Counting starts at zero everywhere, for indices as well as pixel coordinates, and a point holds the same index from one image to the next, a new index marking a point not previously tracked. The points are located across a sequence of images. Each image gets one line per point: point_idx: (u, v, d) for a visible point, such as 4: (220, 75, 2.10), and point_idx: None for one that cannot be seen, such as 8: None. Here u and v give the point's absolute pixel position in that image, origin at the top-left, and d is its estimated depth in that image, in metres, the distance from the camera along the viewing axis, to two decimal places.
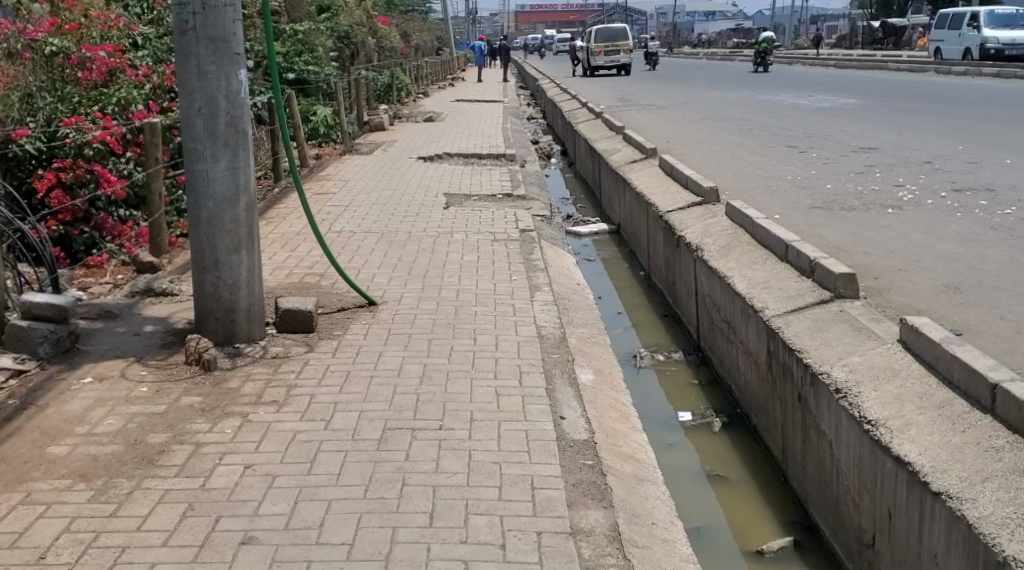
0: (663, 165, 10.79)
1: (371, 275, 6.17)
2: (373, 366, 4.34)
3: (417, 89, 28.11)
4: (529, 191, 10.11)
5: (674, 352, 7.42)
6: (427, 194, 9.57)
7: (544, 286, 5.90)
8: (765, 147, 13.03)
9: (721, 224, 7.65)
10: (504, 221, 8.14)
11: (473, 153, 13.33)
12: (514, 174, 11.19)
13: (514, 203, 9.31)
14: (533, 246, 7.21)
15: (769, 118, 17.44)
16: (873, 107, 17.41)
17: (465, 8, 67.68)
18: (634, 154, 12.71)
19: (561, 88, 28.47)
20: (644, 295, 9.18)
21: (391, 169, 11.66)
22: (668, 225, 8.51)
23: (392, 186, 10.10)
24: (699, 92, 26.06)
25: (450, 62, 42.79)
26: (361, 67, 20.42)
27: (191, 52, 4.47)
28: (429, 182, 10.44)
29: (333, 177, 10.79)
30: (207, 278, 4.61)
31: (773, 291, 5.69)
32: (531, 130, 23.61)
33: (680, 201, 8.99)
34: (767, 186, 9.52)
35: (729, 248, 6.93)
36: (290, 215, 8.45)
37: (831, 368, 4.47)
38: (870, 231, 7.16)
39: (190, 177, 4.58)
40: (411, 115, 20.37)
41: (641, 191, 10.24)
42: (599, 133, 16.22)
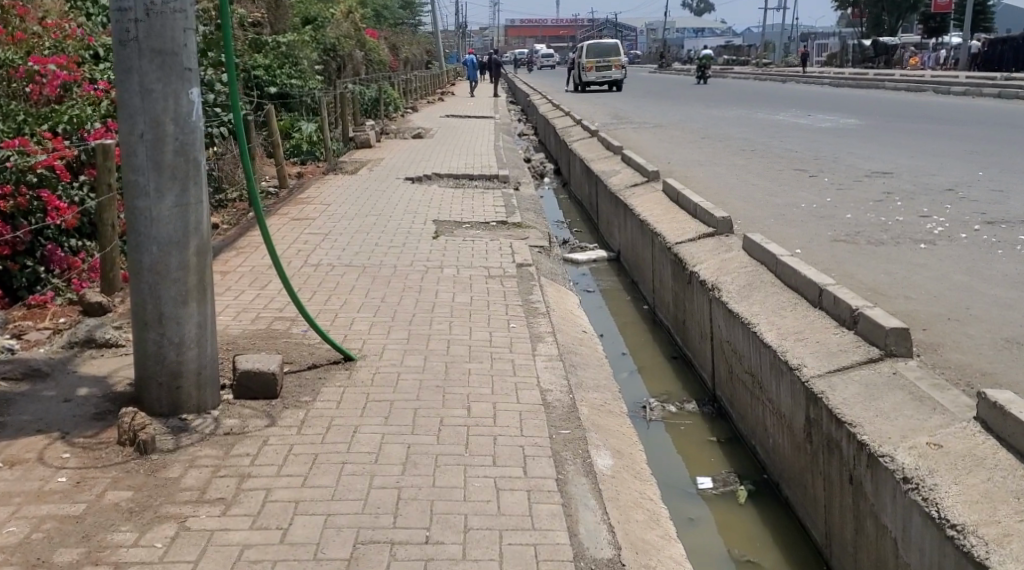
0: (668, 190, 10.10)
1: (350, 321, 5.44)
2: (347, 448, 3.59)
3: (406, 103, 27.43)
4: (524, 218, 9.41)
5: (686, 401, 6.70)
6: (414, 220, 8.85)
7: (547, 336, 5.18)
8: (773, 170, 12.38)
9: (738, 259, 6.95)
10: (499, 254, 7.43)
11: (464, 174, 12.62)
12: (508, 198, 10.48)
13: (508, 231, 8.60)
14: (532, 284, 6.49)
15: (771, 138, 16.82)
16: (878, 129, 16.81)
17: (456, 22, 67.13)
18: (634, 177, 12.03)
19: (554, 105, 27.85)
20: (649, 332, 8.47)
21: (375, 191, 10.94)
22: (678, 259, 7.81)
23: (377, 210, 9.38)
24: (695, 110, 25.49)
25: (440, 77, 42.19)
26: (347, 81, 19.73)
27: (132, 66, 3.71)
28: (418, 207, 9.73)
29: (314, 200, 10.06)
30: (149, 336, 3.86)
31: (810, 345, 4.97)
32: (523, 148, 22.96)
33: (689, 231, 8.29)
34: (782, 216, 8.83)
35: (751, 289, 6.22)
36: (264, 244, 7.71)
37: (894, 449, 3.75)
38: (906, 270, 6.47)
39: (131, 216, 3.83)
40: (400, 131, 19.68)
41: (645, 218, 9.55)
42: (595, 153, 15.56)
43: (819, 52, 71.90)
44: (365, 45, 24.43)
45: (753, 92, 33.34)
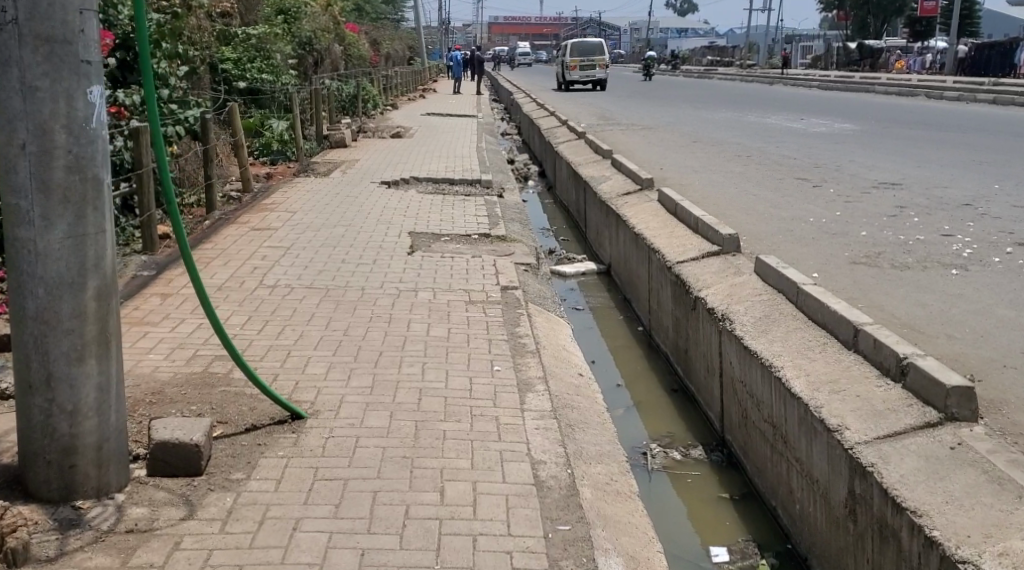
0: (665, 202, 9.34)
1: (306, 361, 4.63)
2: (284, 556, 2.78)
3: (386, 100, 26.52)
4: (509, 230, 8.61)
5: (691, 446, 5.93)
6: (388, 232, 8.03)
7: (537, 385, 4.38)
8: (772, 179, 11.65)
9: (751, 284, 6.18)
10: (480, 275, 6.62)
11: (445, 178, 11.80)
12: (492, 207, 9.68)
13: (492, 246, 7.79)
14: (518, 313, 5.69)
15: (766, 143, 16.09)
16: (878, 135, 16.13)
17: (439, 17, 66.06)
18: (625, 185, 11.27)
19: (538, 104, 27.05)
20: (646, 359, 7.70)
21: (347, 197, 10.10)
22: (680, 280, 7.02)
23: (347, 220, 8.56)
24: (684, 112, 24.77)
25: (422, 73, 41.31)
26: (323, 76, 18.83)
27: (10, 57, 2.85)
28: (392, 216, 8.91)
29: (279, 207, 9.20)
30: (34, 403, 3.02)
31: (848, 400, 4.20)
32: (506, 148, 22.16)
33: (689, 249, 7.52)
34: (790, 232, 8.09)
35: (768, 322, 5.45)
36: (217, 259, 6.87)
37: (977, 555, 2.98)
38: (941, 302, 5.72)
39: (10, 248, 2.98)
40: (378, 129, 18.82)
41: (639, 231, 8.77)
42: (583, 157, 14.79)
43: (803, 54, 71.42)
44: (344, 39, 23.51)
45: (740, 94, 32.68)
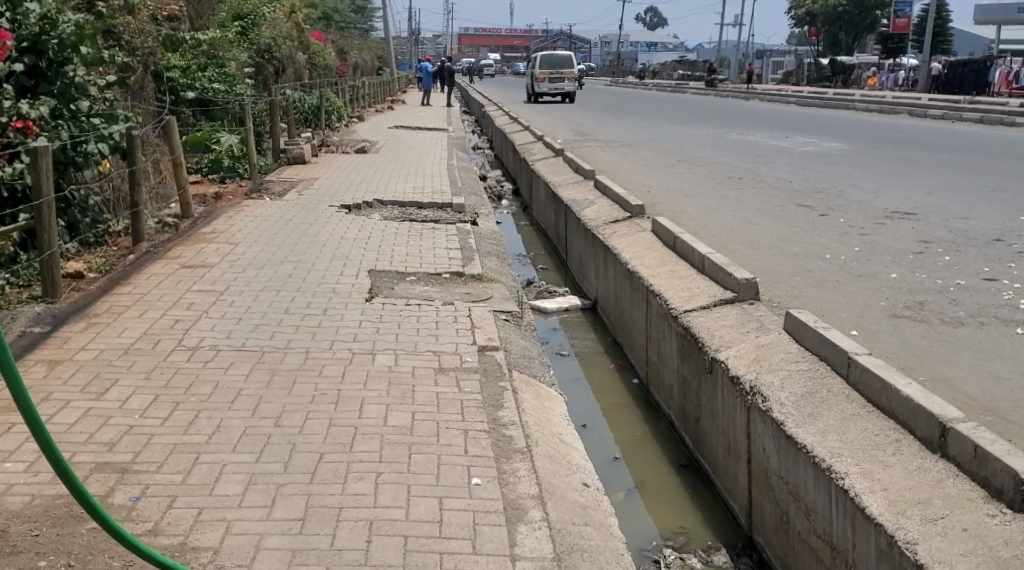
0: (662, 232, 8.25)
1: (220, 470, 3.45)
2: None
3: (352, 111, 25.31)
4: (485, 267, 7.48)
5: (712, 549, 4.82)
6: (344, 271, 6.86)
7: (532, 511, 3.25)
8: (771, 205, 10.63)
9: (782, 346, 5.09)
10: (453, 329, 5.48)
11: (412, 202, 10.65)
12: (465, 237, 8.54)
13: (464, 289, 6.66)
14: (501, 386, 4.55)
15: (756, 163, 15.13)
16: (874, 156, 15.22)
17: (410, 27, 64.94)
18: (613, 210, 10.19)
19: (511, 117, 25.97)
20: (646, 421, 6.59)
21: (301, 224, 8.92)
22: (689, 334, 5.92)
23: (296, 254, 7.39)
24: (664, 128, 23.82)
25: (390, 85, 40.09)
26: (282, 85, 17.60)
27: None
28: (350, 248, 7.74)
29: (219, 237, 8.00)
30: None
31: (953, 540, 3.14)
32: (478, 164, 21.02)
33: (696, 293, 6.43)
34: (810, 274, 7.05)
35: (816, 402, 4.36)
36: (132, 308, 5.66)
37: None
38: (1020, 374, 4.69)
39: None
40: (341, 143, 17.60)
41: (634, 268, 7.68)
42: (563, 177, 13.72)
43: (775, 69, 71.08)
44: (308, 49, 22.31)
45: (718, 109, 31.87)
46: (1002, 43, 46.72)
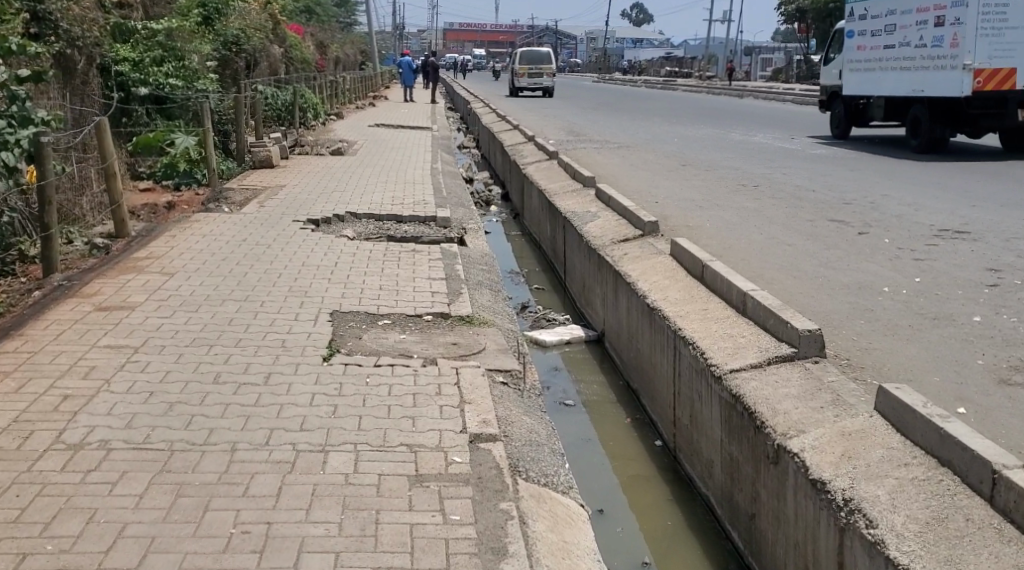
0: (685, 258, 6.94)
1: None
2: None
3: (330, 109, 23.90)
4: (476, 305, 6.14)
5: None
6: (302, 314, 5.51)
7: None
8: (799, 220, 9.36)
9: (880, 438, 3.79)
10: (438, 405, 4.14)
11: (390, 216, 9.36)
12: (450, 263, 7.21)
13: (449, 338, 5.32)
14: (504, 508, 3.23)
15: (769, 168, 13.87)
16: (897, 161, 13.96)
17: (394, 22, 63.47)
18: (621, 226, 8.87)
19: (498, 115, 24.63)
20: (677, 503, 5.30)
21: (257, 244, 7.57)
22: (738, 405, 4.61)
23: (245, 288, 6.05)
24: (662, 127, 22.59)
25: (373, 78, 38.66)
26: (253, 82, 16.19)
27: None
28: (312, 279, 6.40)
29: (153, 264, 6.63)
30: None
31: None
32: (465, 166, 19.70)
33: (741, 346, 5.13)
34: (872, 316, 5.81)
35: (953, 540, 3.08)
36: (11, 376, 4.30)
37: None
38: None
39: None
40: (315, 144, 16.20)
41: (656, 303, 6.38)
42: (559, 183, 12.43)
43: (763, 66, 70.18)
44: (284, 41, 20.90)
45: (712, 107, 30.86)
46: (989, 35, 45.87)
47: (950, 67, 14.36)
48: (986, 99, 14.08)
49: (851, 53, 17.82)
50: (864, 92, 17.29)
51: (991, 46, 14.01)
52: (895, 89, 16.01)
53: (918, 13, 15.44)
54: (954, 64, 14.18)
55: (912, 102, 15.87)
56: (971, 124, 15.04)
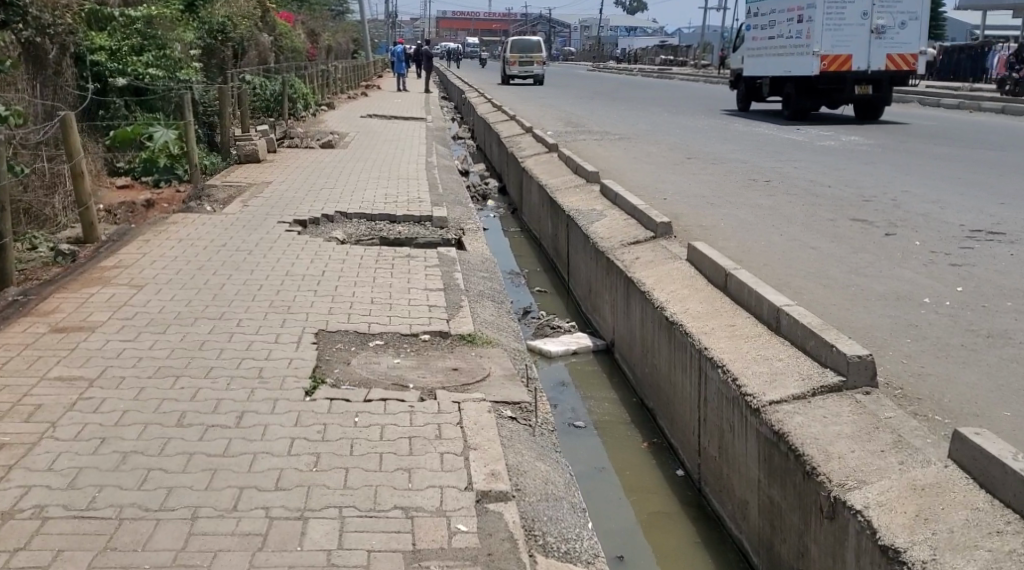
0: (706, 265, 6.35)
1: None
2: None
3: (321, 99, 23.25)
4: (477, 319, 5.55)
5: None
6: (285, 334, 4.91)
7: None
8: (820, 219, 8.79)
9: (963, 498, 3.22)
10: (439, 450, 3.56)
11: (383, 216, 8.76)
12: (449, 271, 6.62)
13: (450, 362, 4.72)
14: None
15: (777, 161, 13.31)
16: (912, 153, 13.40)
17: (387, 10, 62.84)
18: (630, 227, 8.29)
19: (493, 104, 24.04)
20: (707, 547, 4.73)
21: (237, 249, 6.95)
22: (782, 444, 4.03)
23: (221, 303, 5.44)
24: (661, 116, 22.04)
25: (365, 68, 38.08)
26: (240, 72, 15.53)
27: None
28: (297, 291, 5.80)
29: (122, 275, 6.01)
30: None
31: None
32: (460, 157, 19.12)
33: (778, 373, 4.55)
34: (918, 334, 5.24)
35: None
36: None
37: None
38: None
39: None
40: (305, 136, 15.56)
41: (674, 315, 5.80)
42: (560, 178, 11.84)
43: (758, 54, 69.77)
44: (273, 29, 20.22)
45: (710, 95, 30.37)
46: (982, 29, 44.28)
47: (804, 53, 18.44)
48: (829, 78, 18.32)
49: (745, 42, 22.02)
50: (756, 74, 21.17)
51: (834, 37, 18.02)
52: (776, 69, 19.75)
53: (787, 12, 19.53)
54: (808, 50, 18.22)
55: (772, 80, 20.62)
56: (828, 98, 19.15)
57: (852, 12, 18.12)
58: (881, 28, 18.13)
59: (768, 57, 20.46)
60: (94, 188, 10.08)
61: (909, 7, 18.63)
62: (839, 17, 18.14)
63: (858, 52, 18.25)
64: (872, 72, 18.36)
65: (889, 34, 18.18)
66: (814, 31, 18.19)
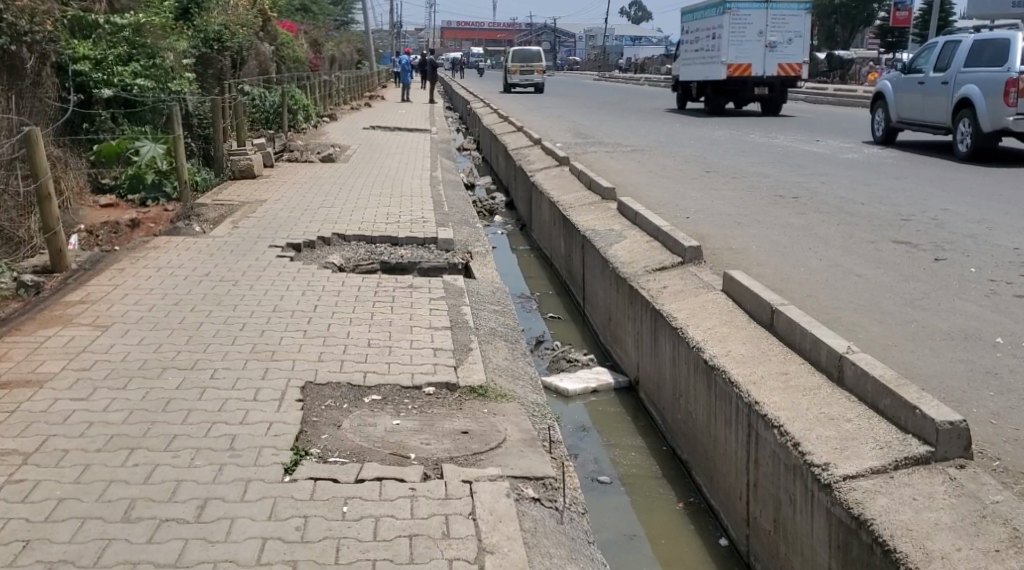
0: (747, 298, 5.65)
1: None
2: None
3: (323, 110, 22.65)
4: (491, 364, 4.86)
5: None
6: (267, 387, 4.22)
7: None
8: (859, 241, 8.09)
9: None
10: (445, 552, 2.86)
11: (384, 238, 8.08)
12: (457, 304, 5.93)
13: (458, 423, 4.00)
14: None
15: (800, 175, 12.62)
16: (944, 167, 12.67)
17: (391, 20, 62.45)
18: (653, 250, 7.62)
19: (499, 115, 23.44)
20: None
21: (223, 279, 6.27)
22: (864, 533, 3.32)
23: (197, 347, 4.74)
24: (672, 127, 21.39)
25: (368, 78, 37.57)
26: (238, 83, 14.89)
27: None
28: (285, 331, 5.10)
29: (88, 313, 5.32)
30: None
31: None
32: (465, 170, 18.50)
33: (851, 442, 3.84)
34: (1000, 385, 4.52)
35: None
36: None
37: None
38: None
39: None
40: (305, 148, 14.92)
41: (714, 358, 5.09)
42: (573, 193, 11.17)
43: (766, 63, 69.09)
44: (274, 38, 19.61)
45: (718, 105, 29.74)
46: None
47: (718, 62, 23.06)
48: (734, 82, 23.15)
49: (681, 50, 26.23)
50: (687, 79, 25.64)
51: (737, 50, 22.80)
52: (697, 75, 24.46)
53: (705, 30, 24.35)
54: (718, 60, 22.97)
55: (699, 82, 25.11)
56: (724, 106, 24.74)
57: (751, 30, 22.86)
58: (773, 43, 22.96)
59: (692, 67, 25.28)
60: (74, 207, 9.35)
61: (797, 27, 23.29)
62: (741, 33, 22.85)
63: (756, 62, 23.10)
64: (767, 77, 23.24)
65: (780, 48, 23.00)
66: (722, 45, 23.01)
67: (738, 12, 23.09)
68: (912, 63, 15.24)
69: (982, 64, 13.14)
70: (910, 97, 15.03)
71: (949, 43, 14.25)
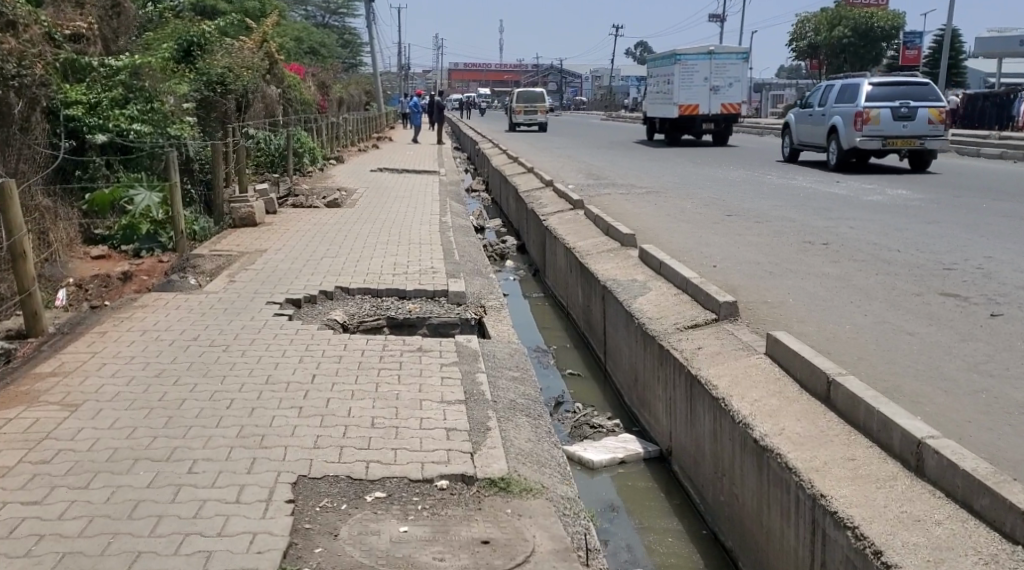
0: (797, 365, 5.03)
1: None
2: None
3: (329, 153, 22.28)
4: (512, 446, 4.27)
5: None
6: (253, 484, 3.61)
7: None
8: (901, 292, 7.52)
9: None
10: None
11: (391, 290, 7.52)
12: (472, 371, 5.33)
13: (477, 529, 3.40)
14: None
15: (825, 219, 12.07)
16: (977, 210, 12.11)
17: (400, 63, 62.60)
18: (681, 304, 7.04)
19: (508, 156, 23.05)
20: None
21: (214, 343, 5.70)
22: None
23: (176, 431, 4.14)
24: (685, 167, 20.94)
25: (376, 120, 37.35)
26: (242, 126, 14.48)
27: None
28: (279, 408, 4.50)
29: (59, 388, 4.73)
30: None
31: None
32: (475, 213, 18.03)
33: (946, 554, 3.23)
34: None
35: None
36: None
37: None
38: None
39: None
40: (311, 192, 14.47)
41: (763, 437, 4.48)
42: (590, 239, 10.63)
43: (774, 102, 69.04)
44: (281, 80, 19.28)
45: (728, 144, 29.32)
46: (1002, 75, 42.74)
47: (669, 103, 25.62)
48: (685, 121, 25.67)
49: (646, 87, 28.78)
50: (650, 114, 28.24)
51: (686, 92, 25.31)
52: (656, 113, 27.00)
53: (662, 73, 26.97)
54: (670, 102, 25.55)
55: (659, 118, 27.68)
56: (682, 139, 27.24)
57: (698, 76, 25.23)
58: (716, 87, 25.48)
59: (653, 104, 27.88)
60: (64, 259, 8.84)
61: (739, 71, 25.74)
62: (690, 79, 25.31)
63: (702, 102, 25.57)
64: (713, 115, 25.82)
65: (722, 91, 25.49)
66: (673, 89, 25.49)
67: (687, 62, 25.42)
68: (808, 100, 19.35)
69: (844, 101, 17.19)
70: (806, 125, 19.17)
71: (832, 83, 18.33)
